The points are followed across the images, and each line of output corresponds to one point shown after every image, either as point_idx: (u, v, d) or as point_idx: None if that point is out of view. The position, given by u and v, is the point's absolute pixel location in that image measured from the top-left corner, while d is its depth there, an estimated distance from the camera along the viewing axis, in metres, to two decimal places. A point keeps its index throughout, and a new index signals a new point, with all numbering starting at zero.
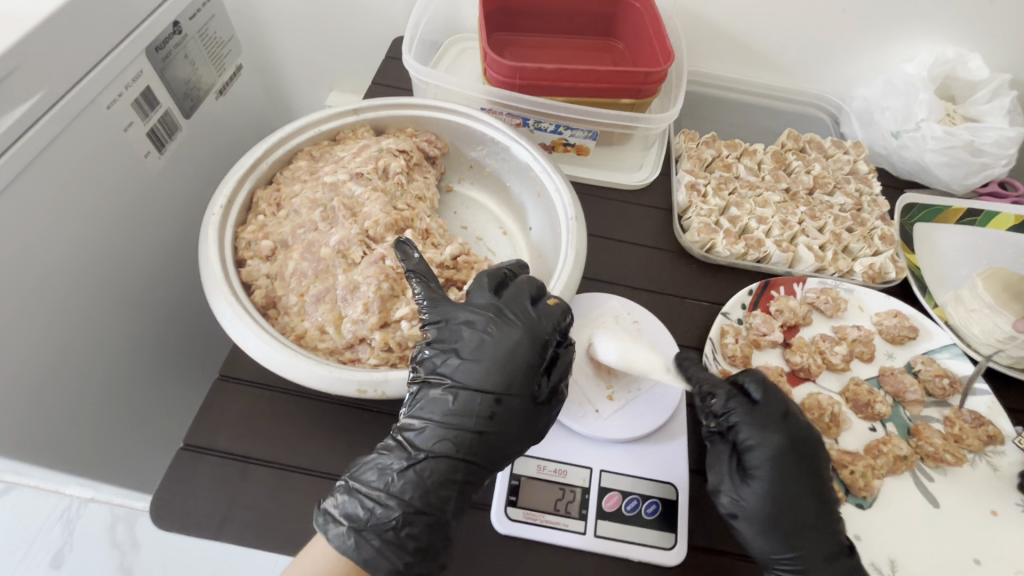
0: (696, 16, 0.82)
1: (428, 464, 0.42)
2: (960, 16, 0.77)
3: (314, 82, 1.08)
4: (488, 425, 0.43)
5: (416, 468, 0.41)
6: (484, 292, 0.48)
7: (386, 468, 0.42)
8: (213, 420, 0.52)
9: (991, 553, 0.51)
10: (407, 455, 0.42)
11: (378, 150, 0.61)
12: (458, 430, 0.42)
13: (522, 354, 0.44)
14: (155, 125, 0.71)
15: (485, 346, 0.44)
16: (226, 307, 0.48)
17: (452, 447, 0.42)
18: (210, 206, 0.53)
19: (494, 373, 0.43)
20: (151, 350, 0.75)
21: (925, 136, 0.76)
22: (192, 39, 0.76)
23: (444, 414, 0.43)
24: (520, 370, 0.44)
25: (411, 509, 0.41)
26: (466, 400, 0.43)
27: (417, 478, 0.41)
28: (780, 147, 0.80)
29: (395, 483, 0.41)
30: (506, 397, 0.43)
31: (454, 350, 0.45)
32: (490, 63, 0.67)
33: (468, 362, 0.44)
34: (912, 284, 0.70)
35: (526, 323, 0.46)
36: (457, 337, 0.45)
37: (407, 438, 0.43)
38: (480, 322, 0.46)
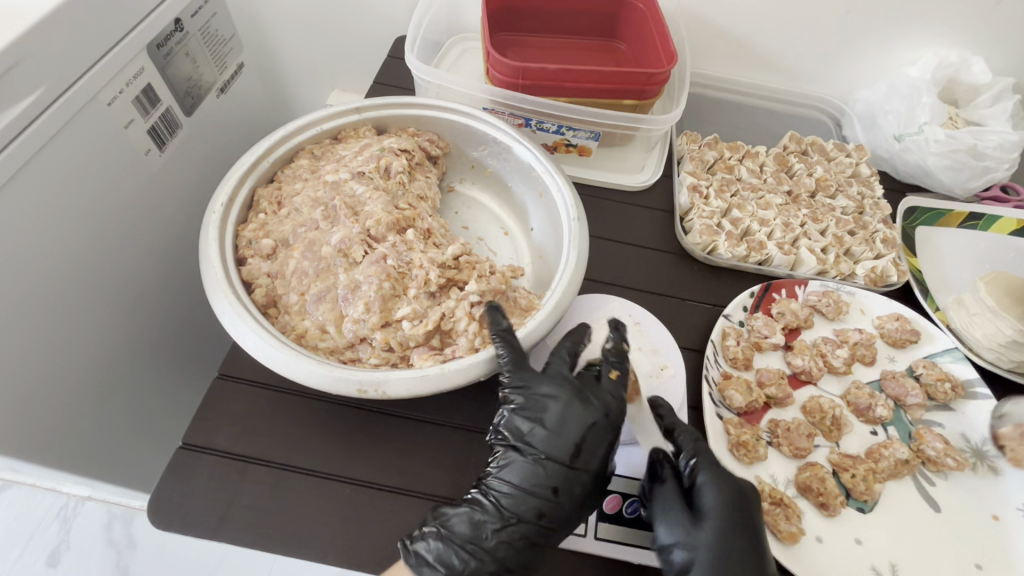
0: (699, 17, 0.82)
1: (519, 527, 0.44)
2: (963, 20, 0.77)
3: (315, 82, 1.08)
4: (575, 497, 0.45)
5: (510, 530, 0.44)
6: (561, 366, 0.51)
7: (482, 522, 0.44)
8: (212, 419, 0.52)
9: (992, 558, 0.51)
10: (500, 516, 0.44)
11: (380, 149, 0.61)
12: (549, 498, 0.44)
13: (603, 432, 0.47)
14: (156, 122, 0.70)
15: (570, 420, 0.47)
16: (226, 305, 0.48)
17: (543, 515, 0.44)
18: (211, 203, 0.53)
19: (582, 449, 0.46)
20: (149, 348, 0.75)
21: (928, 140, 0.76)
22: (193, 36, 0.76)
23: (534, 482, 0.45)
24: (601, 444, 0.47)
25: (502, 567, 0.43)
26: (554, 471, 0.45)
27: (509, 538, 0.44)
28: (782, 150, 0.80)
29: (488, 540, 0.43)
30: (591, 469, 0.46)
31: (540, 419, 0.47)
32: (493, 63, 0.67)
33: (555, 433, 0.46)
34: (913, 288, 0.69)
35: (603, 399, 0.49)
36: (543, 407, 0.48)
37: (499, 500, 0.45)
38: (563, 395, 0.48)
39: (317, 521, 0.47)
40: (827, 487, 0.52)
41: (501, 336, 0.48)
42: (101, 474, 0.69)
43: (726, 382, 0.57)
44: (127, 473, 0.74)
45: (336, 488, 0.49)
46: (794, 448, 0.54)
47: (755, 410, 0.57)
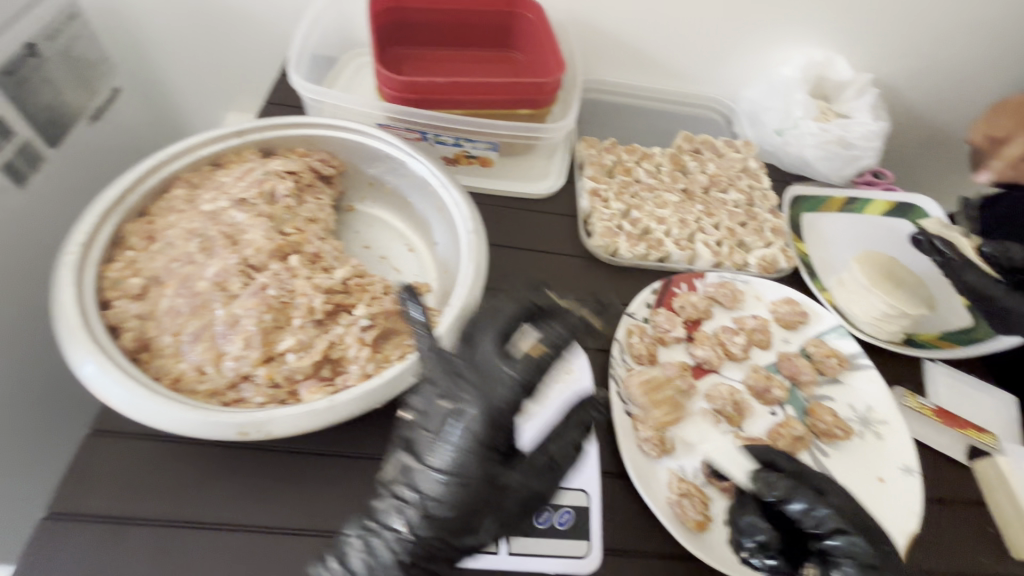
0: (589, 24, 0.84)
1: (395, 550, 0.38)
2: (823, 22, 0.84)
3: (209, 104, 1.02)
4: (459, 507, 0.38)
5: (387, 547, 0.38)
6: (488, 337, 0.39)
7: (365, 538, 0.39)
8: (84, 481, 0.46)
9: (881, 519, 0.54)
10: (377, 535, 0.39)
11: (264, 173, 0.59)
12: (428, 517, 0.38)
13: (493, 427, 0.37)
14: (12, 157, 0.64)
15: (458, 418, 0.38)
16: (86, 355, 0.43)
17: (416, 535, 0.38)
18: (64, 245, 0.48)
19: (469, 453, 0.37)
20: (20, 403, 0.67)
21: (803, 133, 0.82)
22: (53, 60, 0.71)
23: (407, 497, 0.38)
24: (484, 451, 0.38)
25: None
26: (432, 485, 0.38)
27: (385, 558, 0.38)
28: (677, 150, 0.83)
29: (363, 563, 0.38)
30: (471, 484, 0.38)
31: (429, 417, 0.39)
32: (382, 79, 0.67)
33: (438, 436, 0.38)
34: (801, 272, 0.74)
35: (508, 402, 0.37)
36: (437, 398, 0.39)
37: (377, 515, 0.39)
38: (461, 400, 0.38)
39: None
40: None
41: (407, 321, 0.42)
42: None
43: (632, 379, 0.59)
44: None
45: (231, 538, 0.46)
46: None
47: None
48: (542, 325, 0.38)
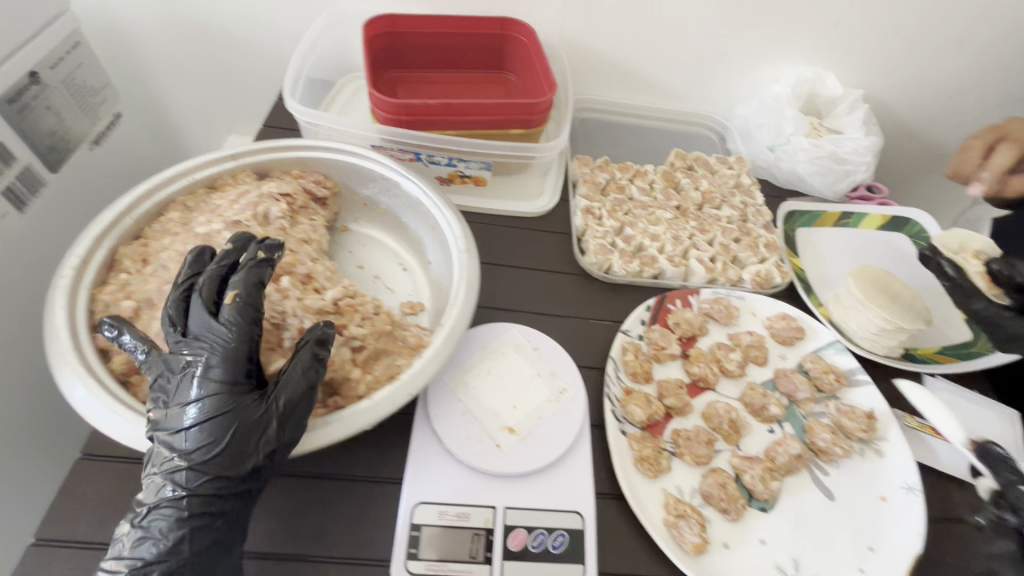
0: (581, 46, 0.86)
1: (175, 511, 0.40)
2: (811, 41, 0.85)
3: (209, 126, 1.04)
4: (221, 450, 0.41)
5: (168, 512, 0.40)
6: (201, 313, 0.44)
7: (146, 515, 0.41)
8: (70, 507, 0.46)
9: (883, 539, 0.53)
10: (150, 510, 0.41)
11: (258, 196, 0.59)
12: (188, 466, 0.41)
13: (232, 368, 0.43)
14: (11, 182, 0.66)
15: (194, 378, 0.42)
16: (77, 381, 0.43)
17: (185, 485, 0.41)
18: (58, 269, 0.49)
19: (211, 400, 0.42)
20: (13, 421, 0.68)
21: (795, 149, 0.82)
22: (56, 89, 0.73)
23: (165, 465, 0.41)
24: (231, 381, 0.43)
25: (176, 554, 0.40)
26: (178, 436, 0.41)
27: (170, 520, 0.40)
28: (669, 167, 0.84)
29: (156, 538, 0.40)
30: (222, 417, 0.42)
31: (166, 383, 0.43)
32: (376, 102, 0.67)
33: (175, 389, 0.43)
34: (797, 287, 0.74)
35: (237, 332, 0.44)
36: (172, 379, 0.43)
37: (144, 495, 0.41)
38: (200, 351, 0.43)
39: None
40: (727, 493, 0.53)
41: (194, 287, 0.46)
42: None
43: (627, 398, 0.58)
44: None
45: None
46: (695, 455, 0.55)
47: (658, 422, 0.58)
48: (246, 266, 0.45)
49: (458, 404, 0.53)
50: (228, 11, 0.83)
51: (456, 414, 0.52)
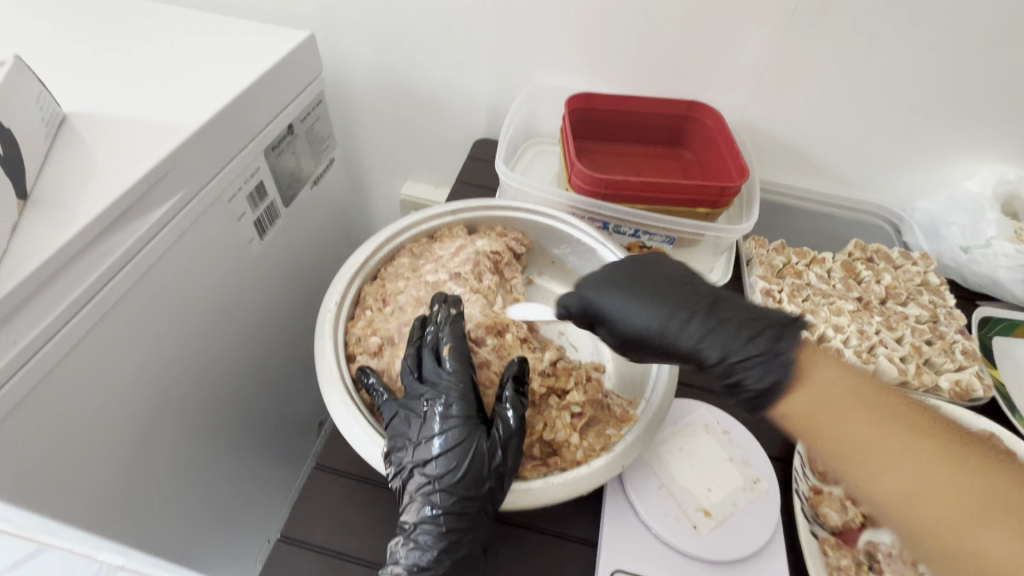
0: (760, 131, 0.88)
1: (434, 530, 0.46)
2: (1016, 142, 0.81)
3: (392, 173, 1.17)
4: (464, 476, 0.47)
5: (429, 528, 0.46)
6: (429, 361, 0.52)
7: (409, 531, 0.46)
8: (310, 510, 0.52)
9: None
10: (411, 526, 0.46)
11: (474, 251, 0.65)
12: (439, 488, 0.47)
13: (461, 406, 0.49)
14: (261, 214, 0.80)
15: (433, 414, 0.49)
16: (342, 407, 0.50)
17: (439, 504, 0.46)
18: (326, 303, 0.57)
19: (450, 434, 0.48)
20: (222, 413, 0.78)
21: (997, 254, 0.78)
22: (300, 138, 0.87)
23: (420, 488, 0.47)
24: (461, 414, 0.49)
25: (442, 561, 0.45)
26: (428, 462, 0.47)
27: (431, 534, 0.46)
28: (848, 257, 0.82)
29: (423, 549, 0.46)
30: (461, 444, 0.48)
31: (407, 418, 0.50)
32: (576, 173, 0.73)
33: (415, 423, 0.49)
34: (999, 403, 0.68)
35: (464, 375, 0.51)
36: (410, 419, 0.50)
37: (406, 514, 0.47)
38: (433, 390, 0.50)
39: None
40: None
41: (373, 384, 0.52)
42: (157, 549, 0.70)
43: (819, 498, 0.57)
44: (176, 551, 0.74)
45: None
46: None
47: (851, 529, 0.56)
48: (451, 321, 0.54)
49: (654, 478, 0.54)
50: (437, 81, 0.96)
51: (651, 487, 0.54)
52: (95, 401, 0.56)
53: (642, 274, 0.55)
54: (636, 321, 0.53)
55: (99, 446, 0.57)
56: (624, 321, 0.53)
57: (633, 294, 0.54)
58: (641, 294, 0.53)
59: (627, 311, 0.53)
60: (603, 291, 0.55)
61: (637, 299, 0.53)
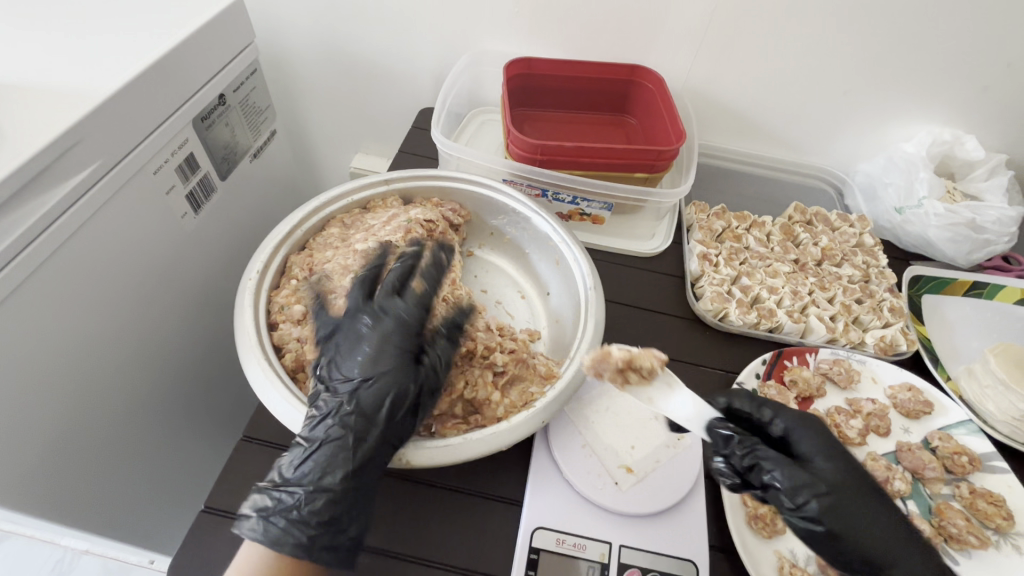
0: (703, 95, 0.88)
1: (307, 461, 0.44)
2: (952, 102, 0.82)
3: (342, 145, 1.14)
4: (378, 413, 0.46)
5: (317, 455, 0.44)
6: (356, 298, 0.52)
7: (295, 484, 0.43)
8: (235, 482, 0.52)
9: None
10: (298, 483, 0.43)
11: (407, 220, 0.65)
12: (337, 441, 0.45)
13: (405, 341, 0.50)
14: (194, 187, 0.78)
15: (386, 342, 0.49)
16: (259, 373, 0.50)
17: (331, 446, 0.44)
18: (247, 271, 0.56)
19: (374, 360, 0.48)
20: (162, 391, 0.77)
21: (928, 213, 0.79)
22: (234, 109, 0.84)
23: (319, 430, 0.45)
24: (400, 357, 0.49)
25: (320, 497, 0.43)
26: (338, 408, 0.46)
27: (320, 463, 0.44)
28: (787, 220, 0.84)
29: (307, 470, 0.44)
30: (395, 391, 0.47)
31: (340, 357, 0.49)
32: (512, 139, 0.72)
33: (351, 361, 0.48)
34: (923, 357, 0.71)
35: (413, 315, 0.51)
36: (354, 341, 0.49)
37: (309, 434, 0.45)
38: (373, 319, 0.50)
39: None
40: None
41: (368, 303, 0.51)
42: (103, 527, 0.70)
43: None
44: (126, 528, 0.74)
45: None
46: None
47: None
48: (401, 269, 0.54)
49: (578, 437, 0.56)
50: (379, 49, 0.93)
51: (576, 446, 0.55)
52: (18, 382, 0.54)
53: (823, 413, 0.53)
54: (867, 495, 0.45)
55: (23, 429, 0.56)
56: (863, 528, 0.44)
57: (858, 484, 0.46)
58: (861, 479, 0.46)
59: (856, 499, 0.45)
60: (818, 441, 0.48)
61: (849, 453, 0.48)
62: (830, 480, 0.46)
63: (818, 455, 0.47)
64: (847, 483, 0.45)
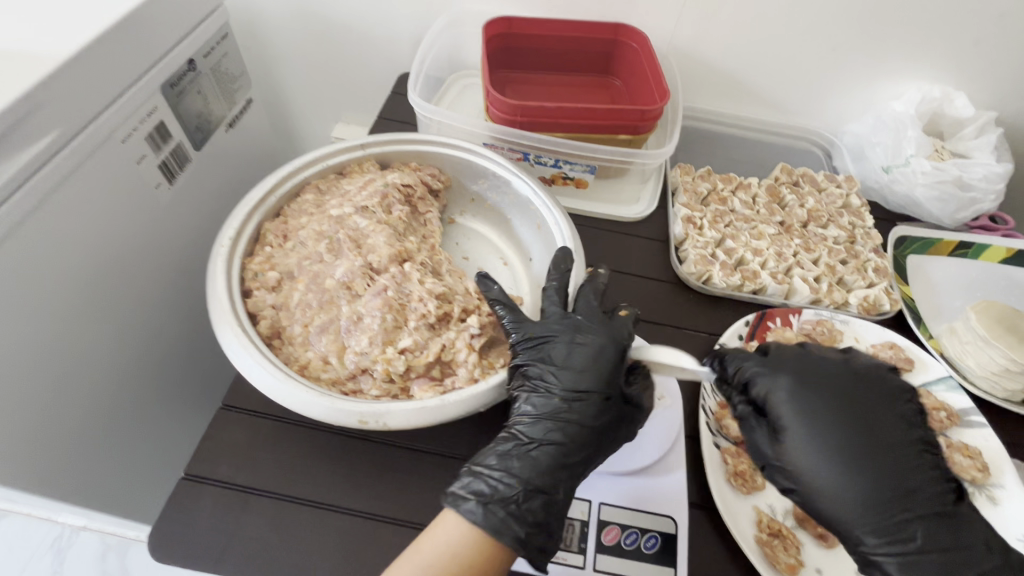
0: (689, 55, 0.85)
1: (518, 456, 0.46)
2: (943, 58, 0.80)
3: (322, 115, 1.11)
4: (600, 419, 0.48)
5: (536, 452, 0.46)
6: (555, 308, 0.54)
7: (503, 470, 0.45)
8: (215, 450, 0.52)
9: None
10: (504, 474, 0.45)
11: (384, 185, 0.63)
12: (560, 444, 0.46)
13: (610, 352, 0.50)
14: (167, 157, 0.75)
15: (573, 351, 0.50)
16: (232, 338, 0.49)
17: (547, 442, 0.46)
18: (218, 238, 0.54)
19: (591, 373, 0.49)
20: (142, 366, 0.76)
21: (915, 172, 0.78)
22: (205, 75, 0.81)
23: (546, 433, 0.47)
24: (611, 370, 0.49)
25: (529, 486, 0.44)
26: (555, 412, 0.47)
27: (533, 459, 0.46)
28: (773, 181, 0.82)
29: (513, 466, 0.45)
30: (605, 405, 0.48)
31: (547, 368, 0.49)
32: (492, 101, 0.70)
33: (563, 372, 0.49)
34: (906, 317, 0.71)
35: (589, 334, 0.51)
36: (549, 346, 0.50)
37: (529, 431, 0.47)
38: (566, 335, 0.51)
39: (318, 552, 0.47)
40: None
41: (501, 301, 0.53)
42: (91, 500, 0.70)
43: (723, 413, 0.58)
44: (114, 501, 0.74)
45: (335, 519, 0.49)
46: None
47: None
48: (510, 304, 0.53)
49: None
50: (354, 11, 0.90)
51: None
52: None
53: (827, 374, 0.51)
54: (830, 476, 0.47)
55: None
56: (815, 503, 0.48)
57: (825, 455, 0.48)
58: (833, 450, 0.48)
59: (819, 471, 0.47)
60: (797, 404, 0.50)
61: (825, 421, 0.49)
62: (789, 462, 0.49)
63: (796, 417, 0.49)
64: (818, 449, 0.48)
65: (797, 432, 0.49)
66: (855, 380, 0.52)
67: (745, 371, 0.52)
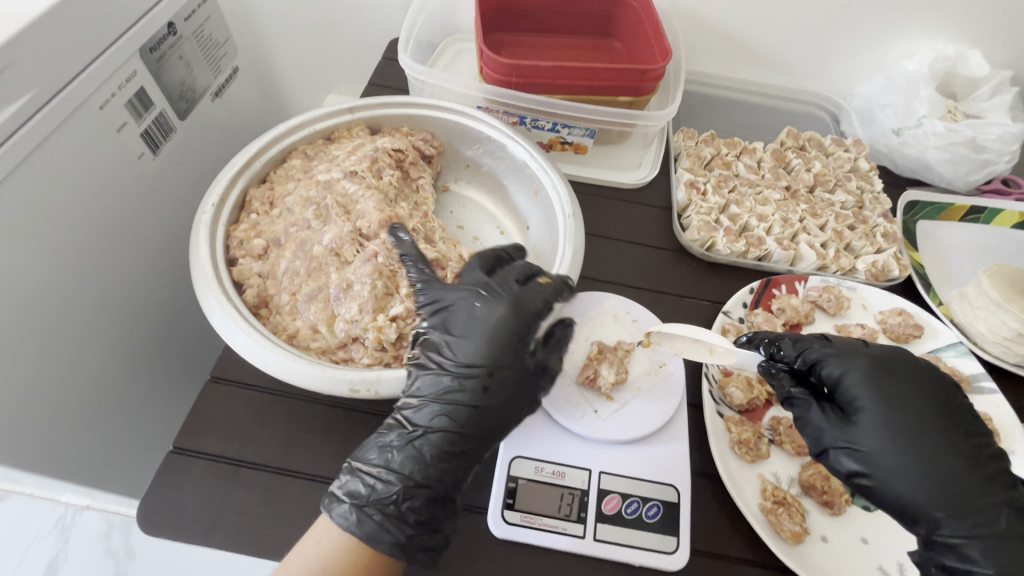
0: (693, 14, 0.82)
1: (401, 448, 0.42)
2: (960, 13, 0.76)
3: (313, 86, 1.08)
4: (488, 400, 0.43)
5: (416, 443, 0.42)
6: (474, 272, 0.49)
7: (387, 466, 0.41)
8: (204, 423, 0.50)
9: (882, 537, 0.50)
10: (387, 470, 0.41)
11: (373, 149, 0.60)
12: (447, 431, 0.42)
13: (510, 323, 0.45)
14: (149, 127, 0.72)
15: (472, 320, 0.45)
16: (217, 306, 0.47)
17: (430, 432, 0.42)
18: (201, 204, 0.52)
19: (486, 345, 0.44)
20: (131, 343, 0.75)
21: (926, 133, 0.75)
22: (187, 41, 0.78)
23: (432, 418, 0.43)
24: (510, 345, 0.45)
25: (411, 482, 0.41)
26: (443, 393, 0.43)
27: (416, 452, 0.42)
28: (779, 145, 0.80)
29: (393, 459, 0.42)
30: (498, 385, 0.44)
31: (444, 340, 0.45)
32: (486, 61, 0.67)
33: (458, 345, 0.44)
34: (916, 283, 0.69)
35: (493, 308, 0.45)
36: (450, 317, 0.46)
37: (415, 417, 0.43)
38: (469, 301, 0.46)
39: (312, 524, 0.46)
40: (831, 486, 0.50)
41: (410, 253, 0.50)
42: (84, 477, 0.69)
43: (726, 379, 0.56)
44: (108, 479, 0.73)
45: (327, 491, 0.48)
46: (796, 445, 0.53)
47: (756, 407, 0.56)
48: (420, 259, 0.49)
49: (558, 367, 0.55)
50: None
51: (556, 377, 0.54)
52: None
53: (896, 358, 0.49)
54: (903, 460, 0.44)
55: None
56: (889, 488, 0.44)
57: (897, 440, 0.44)
58: (906, 435, 0.44)
59: (895, 457, 0.44)
60: (868, 386, 0.47)
61: (896, 404, 0.46)
62: (862, 443, 0.45)
63: (867, 399, 0.46)
64: (889, 436, 0.45)
65: (867, 416, 0.46)
66: (920, 362, 0.49)
67: (810, 355, 0.50)
